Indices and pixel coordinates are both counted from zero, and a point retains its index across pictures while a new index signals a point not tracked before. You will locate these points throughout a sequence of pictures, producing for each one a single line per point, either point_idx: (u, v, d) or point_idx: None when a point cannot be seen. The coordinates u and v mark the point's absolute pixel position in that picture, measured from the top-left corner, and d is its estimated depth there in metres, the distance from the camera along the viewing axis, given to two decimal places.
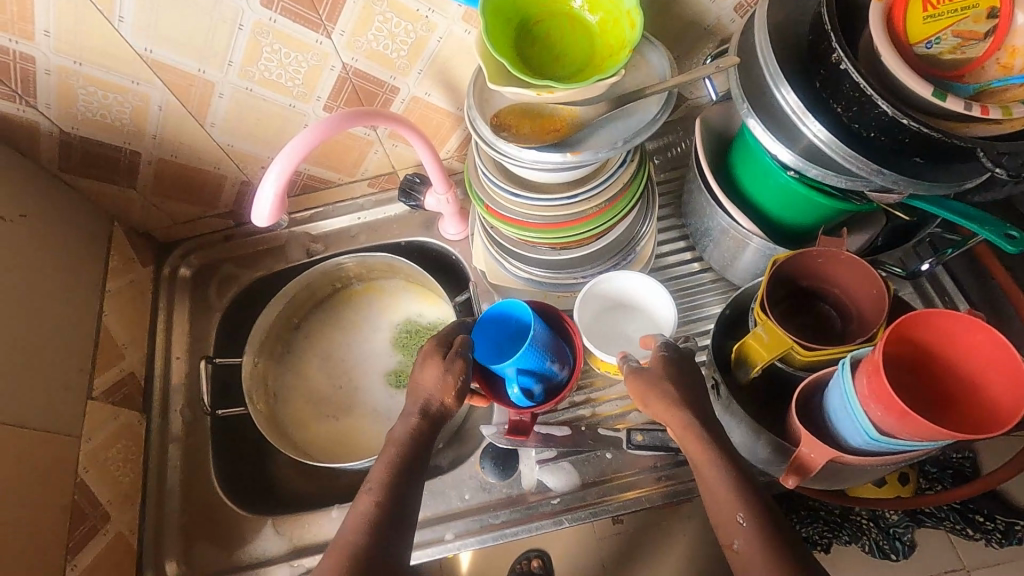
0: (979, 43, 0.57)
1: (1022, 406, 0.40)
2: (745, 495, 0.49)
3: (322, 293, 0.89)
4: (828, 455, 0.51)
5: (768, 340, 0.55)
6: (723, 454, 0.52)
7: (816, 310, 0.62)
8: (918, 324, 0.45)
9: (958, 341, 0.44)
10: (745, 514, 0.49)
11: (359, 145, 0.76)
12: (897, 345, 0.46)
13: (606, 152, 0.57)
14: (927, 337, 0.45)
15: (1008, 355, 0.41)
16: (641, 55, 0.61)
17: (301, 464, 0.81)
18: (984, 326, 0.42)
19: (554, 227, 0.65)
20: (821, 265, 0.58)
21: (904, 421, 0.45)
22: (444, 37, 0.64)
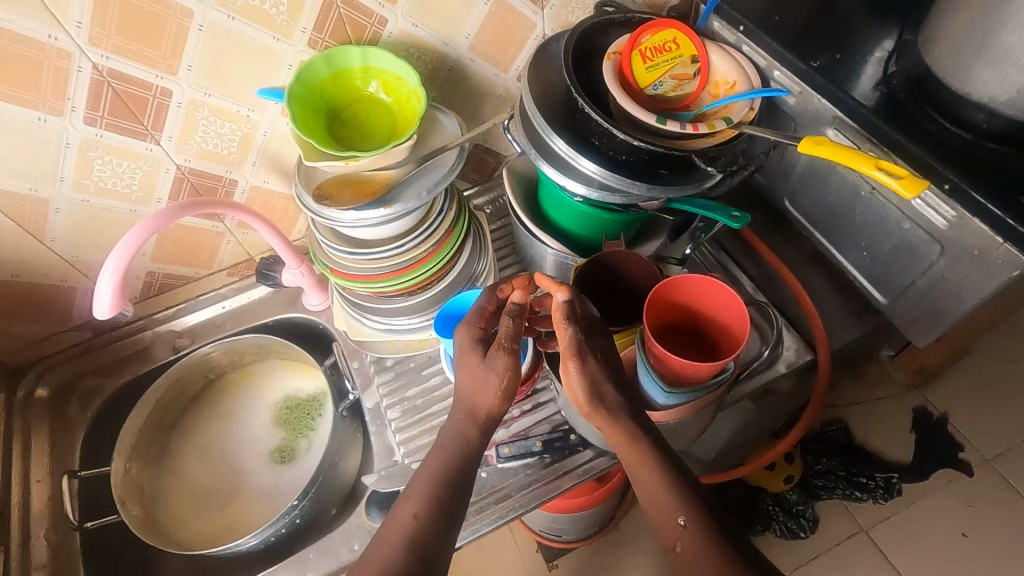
0: (692, 82, 0.75)
1: (747, 335, 0.54)
2: None
3: (195, 387, 0.90)
4: (640, 414, 0.61)
5: None
6: None
7: (627, 304, 0.72)
8: (669, 292, 0.57)
9: (700, 299, 0.57)
10: (688, 516, 0.52)
11: (209, 238, 0.82)
12: (661, 313, 0.59)
13: (416, 203, 0.66)
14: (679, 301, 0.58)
15: (731, 300, 0.55)
16: (438, 123, 0.73)
17: (191, 564, 0.79)
18: (708, 278, 0.56)
19: (393, 276, 0.73)
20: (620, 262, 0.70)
21: (678, 370, 0.55)
22: (269, 131, 0.73)
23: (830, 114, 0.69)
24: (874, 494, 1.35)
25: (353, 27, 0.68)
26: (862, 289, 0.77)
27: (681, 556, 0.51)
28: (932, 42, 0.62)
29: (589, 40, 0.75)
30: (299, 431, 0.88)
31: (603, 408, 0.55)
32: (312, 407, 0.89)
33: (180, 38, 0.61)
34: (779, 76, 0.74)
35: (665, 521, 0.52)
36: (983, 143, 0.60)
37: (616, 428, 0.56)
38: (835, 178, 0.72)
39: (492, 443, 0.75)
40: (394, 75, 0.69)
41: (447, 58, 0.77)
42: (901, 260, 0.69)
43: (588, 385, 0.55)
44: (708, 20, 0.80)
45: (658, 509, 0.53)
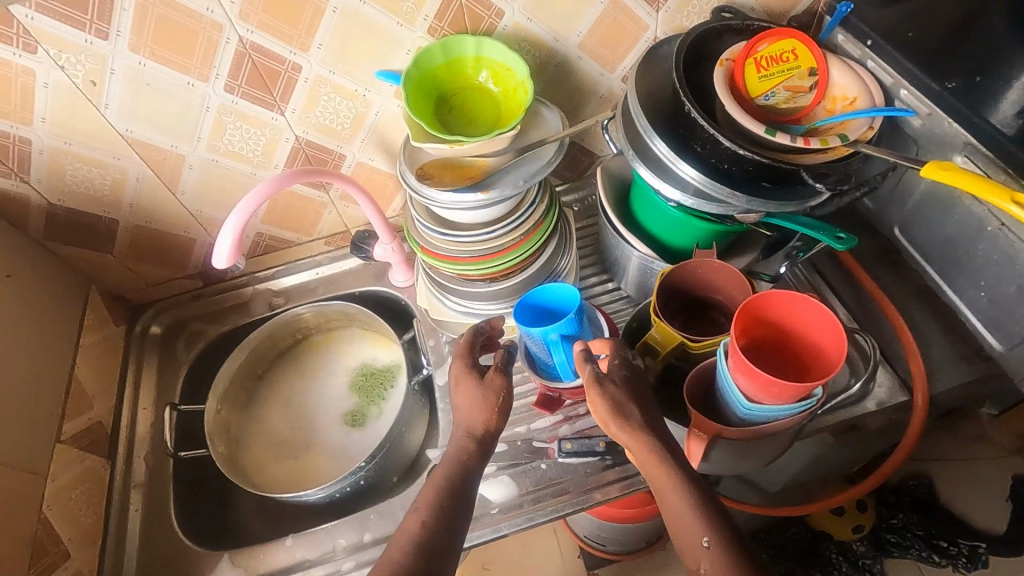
0: (807, 94, 0.72)
1: (844, 357, 0.51)
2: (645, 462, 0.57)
3: (284, 344, 0.96)
4: (715, 429, 0.59)
5: (660, 337, 0.65)
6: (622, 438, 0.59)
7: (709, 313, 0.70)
8: (762, 305, 0.55)
9: (794, 317, 0.55)
10: (711, 538, 0.51)
11: (314, 207, 0.88)
12: (749, 325, 0.57)
13: (511, 191, 0.68)
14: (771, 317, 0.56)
15: (830, 319, 0.52)
16: (541, 116, 0.74)
17: (262, 505, 0.85)
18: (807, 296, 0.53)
19: (480, 260, 0.75)
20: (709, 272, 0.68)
21: (765, 385, 0.53)
22: (381, 111, 0.78)
23: (961, 140, 0.65)
24: (956, 562, 1.25)
25: (471, 17, 0.71)
26: (974, 332, 0.71)
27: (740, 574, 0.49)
28: None
29: (703, 44, 0.74)
30: (371, 397, 0.92)
31: (626, 428, 0.57)
32: (386, 377, 0.93)
33: (316, 18, 0.66)
34: (906, 95, 0.70)
35: (688, 542, 0.52)
36: None
37: (645, 445, 0.56)
38: (958, 209, 0.67)
39: (554, 437, 0.76)
40: (504, 66, 0.71)
41: (556, 54, 0.78)
42: None
43: (610, 405, 0.58)
44: (832, 32, 0.77)
45: (687, 536, 0.53)
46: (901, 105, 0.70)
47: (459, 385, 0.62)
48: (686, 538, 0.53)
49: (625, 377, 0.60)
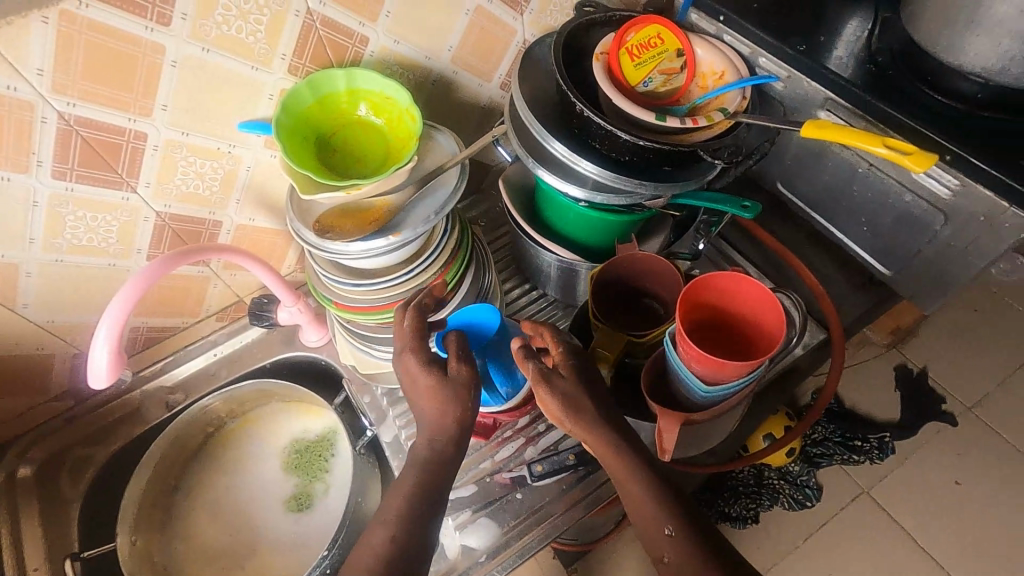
0: (679, 75, 0.75)
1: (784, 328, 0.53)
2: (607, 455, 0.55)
3: (195, 443, 0.84)
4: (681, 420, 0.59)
5: (606, 339, 0.64)
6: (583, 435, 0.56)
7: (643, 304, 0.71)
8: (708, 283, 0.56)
9: (740, 297, 0.56)
10: (674, 525, 0.53)
11: (196, 285, 0.77)
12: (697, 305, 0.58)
13: (423, 227, 0.64)
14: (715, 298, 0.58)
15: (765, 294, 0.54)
16: (433, 140, 0.70)
17: None
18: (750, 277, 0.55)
19: (403, 303, 0.71)
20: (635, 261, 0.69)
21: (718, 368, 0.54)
22: (252, 165, 0.69)
23: (822, 97, 0.70)
24: (871, 456, 1.43)
25: (333, 48, 0.65)
26: (864, 263, 0.78)
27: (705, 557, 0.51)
28: (921, 14, 0.60)
29: (575, 41, 0.74)
30: (313, 474, 0.84)
31: (582, 422, 0.55)
32: (323, 447, 0.85)
33: (152, 77, 0.57)
34: (766, 62, 0.74)
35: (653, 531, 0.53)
36: (978, 113, 0.62)
37: (602, 435, 0.55)
38: (830, 158, 0.73)
39: (522, 463, 0.73)
40: (382, 95, 0.66)
41: (431, 72, 0.74)
42: (903, 232, 0.70)
43: (563, 401, 0.55)
44: (686, 12, 0.80)
45: (650, 524, 0.53)
46: (763, 72, 0.75)
47: (403, 358, 0.58)
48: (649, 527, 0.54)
49: (575, 366, 0.58)
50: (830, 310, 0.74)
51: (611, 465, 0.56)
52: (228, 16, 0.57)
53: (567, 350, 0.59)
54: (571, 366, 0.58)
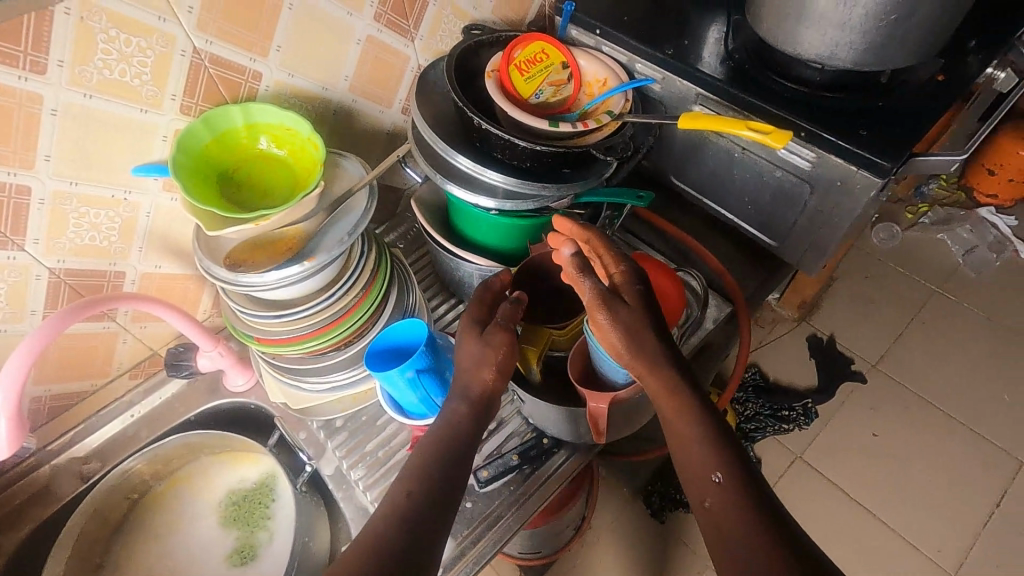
0: (567, 85, 0.80)
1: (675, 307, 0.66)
2: (661, 393, 0.54)
3: (119, 513, 0.78)
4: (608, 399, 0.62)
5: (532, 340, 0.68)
6: (644, 371, 0.55)
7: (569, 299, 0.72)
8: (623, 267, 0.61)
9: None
10: (722, 472, 0.50)
11: (103, 342, 0.73)
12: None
13: (338, 250, 0.65)
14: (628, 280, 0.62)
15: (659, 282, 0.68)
16: (340, 167, 0.71)
17: None
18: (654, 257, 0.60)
19: (327, 329, 0.71)
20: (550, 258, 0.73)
21: None
22: (152, 210, 0.67)
23: (694, 93, 0.77)
24: (798, 422, 1.55)
25: (226, 85, 0.65)
26: (755, 239, 0.86)
27: (748, 508, 0.48)
28: (762, 16, 0.68)
29: (467, 62, 0.78)
30: (254, 524, 0.80)
31: (640, 355, 0.55)
32: (261, 494, 0.82)
33: (30, 127, 0.55)
34: (642, 68, 0.81)
35: (698, 474, 0.51)
36: (822, 95, 0.71)
37: (661, 368, 0.54)
38: (711, 148, 0.81)
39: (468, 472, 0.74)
40: (282, 127, 0.66)
41: (330, 102, 0.76)
42: (781, 205, 0.78)
43: (624, 329, 0.54)
44: (567, 29, 0.87)
45: (696, 469, 0.51)
46: (641, 76, 0.82)
47: (467, 340, 0.62)
48: (691, 471, 0.52)
49: (641, 294, 0.56)
50: (732, 284, 0.81)
51: (661, 401, 0.54)
52: (109, 59, 0.56)
53: (629, 274, 0.58)
54: (638, 291, 0.57)
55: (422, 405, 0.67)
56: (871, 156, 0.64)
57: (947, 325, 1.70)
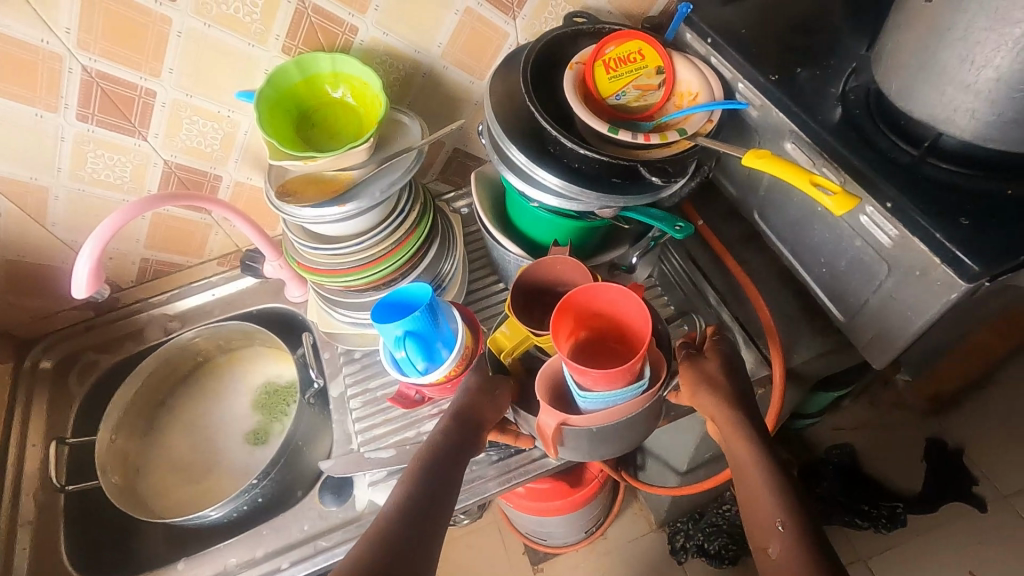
0: (656, 92, 0.75)
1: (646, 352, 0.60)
2: (731, 434, 0.60)
3: (185, 369, 0.96)
4: (558, 418, 0.60)
5: (510, 333, 0.67)
6: (724, 414, 0.61)
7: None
8: (597, 291, 0.60)
9: (624, 311, 0.61)
10: (786, 520, 0.52)
11: (199, 230, 0.88)
12: (592, 314, 0.62)
13: (368, 201, 0.70)
14: (606, 308, 0.61)
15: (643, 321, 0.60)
16: (406, 129, 0.76)
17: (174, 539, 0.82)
18: (633, 293, 0.59)
19: (355, 271, 0.77)
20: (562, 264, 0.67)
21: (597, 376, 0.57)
22: (249, 131, 0.78)
23: (787, 128, 0.68)
24: (878, 524, 1.36)
25: (325, 34, 0.73)
26: (824, 306, 0.76)
27: (816, 554, 0.48)
28: (882, 56, 0.58)
29: (555, 49, 0.77)
30: (274, 415, 0.93)
31: (709, 398, 0.62)
32: (287, 394, 0.94)
33: (160, 43, 0.67)
34: (743, 88, 0.73)
35: (763, 523, 0.53)
36: (931, 161, 0.59)
37: (729, 417, 0.61)
38: (794, 194, 0.72)
39: None
40: (360, 81, 0.72)
41: (421, 65, 0.80)
42: (856, 279, 0.67)
43: (700, 377, 0.64)
44: (680, 31, 0.81)
45: (761, 513, 0.53)
46: (740, 97, 0.74)
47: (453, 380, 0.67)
48: (757, 515, 0.54)
49: (720, 352, 0.66)
50: (774, 348, 0.73)
51: (733, 448, 0.59)
52: None
53: (721, 341, 0.68)
54: (717, 351, 0.66)
55: (406, 362, 0.71)
56: (959, 251, 0.53)
57: None
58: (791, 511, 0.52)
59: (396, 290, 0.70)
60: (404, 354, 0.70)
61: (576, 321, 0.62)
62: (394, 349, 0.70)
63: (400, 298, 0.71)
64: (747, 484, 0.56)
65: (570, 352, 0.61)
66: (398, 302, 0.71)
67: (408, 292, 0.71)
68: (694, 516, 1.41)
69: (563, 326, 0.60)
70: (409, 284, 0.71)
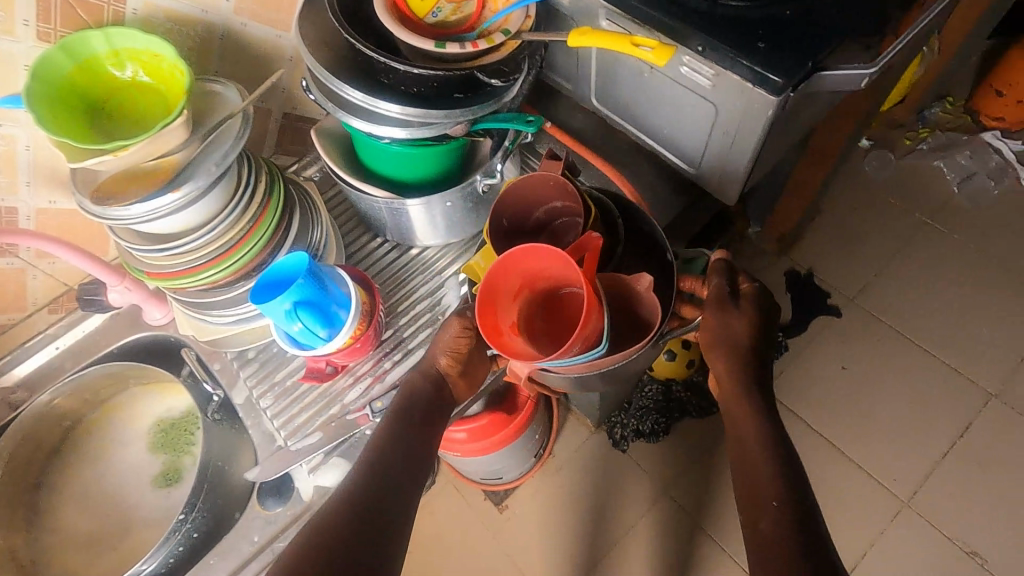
0: (469, 2, 0.75)
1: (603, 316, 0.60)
2: (738, 402, 0.62)
3: (53, 439, 0.83)
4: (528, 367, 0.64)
5: (488, 271, 0.73)
6: (739, 399, 0.62)
7: (553, 231, 0.74)
8: (533, 252, 0.62)
9: (565, 269, 0.62)
10: (781, 498, 0.51)
11: (10, 275, 0.78)
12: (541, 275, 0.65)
13: (205, 179, 0.63)
14: (547, 268, 0.63)
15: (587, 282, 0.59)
16: (222, 96, 0.69)
17: None
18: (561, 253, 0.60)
19: (217, 262, 0.70)
20: (529, 186, 0.72)
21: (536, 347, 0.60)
22: (31, 144, 0.67)
23: (597, 6, 0.71)
24: None
25: (86, 9, 0.63)
26: (674, 165, 0.83)
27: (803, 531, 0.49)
28: None
29: None
30: (179, 449, 0.84)
31: (721, 363, 0.64)
32: (187, 423, 0.85)
33: None
34: None
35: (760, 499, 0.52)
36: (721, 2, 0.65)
37: (739, 384, 0.63)
38: (621, 68, 0.76)
39: (365, 403, 0.75)
40: (149, 54, 0.64)
41: (215, 27, 0.73)
42: (692, 129, 0.74)
43: (721, 336, 0.64)
44: None
45: (753, 464, 0.56)
46: None
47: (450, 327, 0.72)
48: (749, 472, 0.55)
49: (750, 309, 0.65)
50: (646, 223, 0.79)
51: (738, 411, 0.61)
52: None
53: (753, 294, 0.67)
54: (750, 310, 0.65)
55: (305, 334, 0.67)
56: (764, 70, 0.60)
57: (928, 260, 1.72)
58: (785, 487, 0.52)
59: (270, 267, 0.66)
60: (300, 327, 0.66)
61: (529, 280, 0.65)
62: (286, 325, 0.66)
63: (280, 272, 0.66)
64: (740, 438, 0.59)
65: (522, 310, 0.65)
66: (276, 278, 0.66)
67: (282, 263, 0.66)
68: (624, 406, 1.37)
69: (506, 290, 0.64)
70: (285, 256, 0.67)
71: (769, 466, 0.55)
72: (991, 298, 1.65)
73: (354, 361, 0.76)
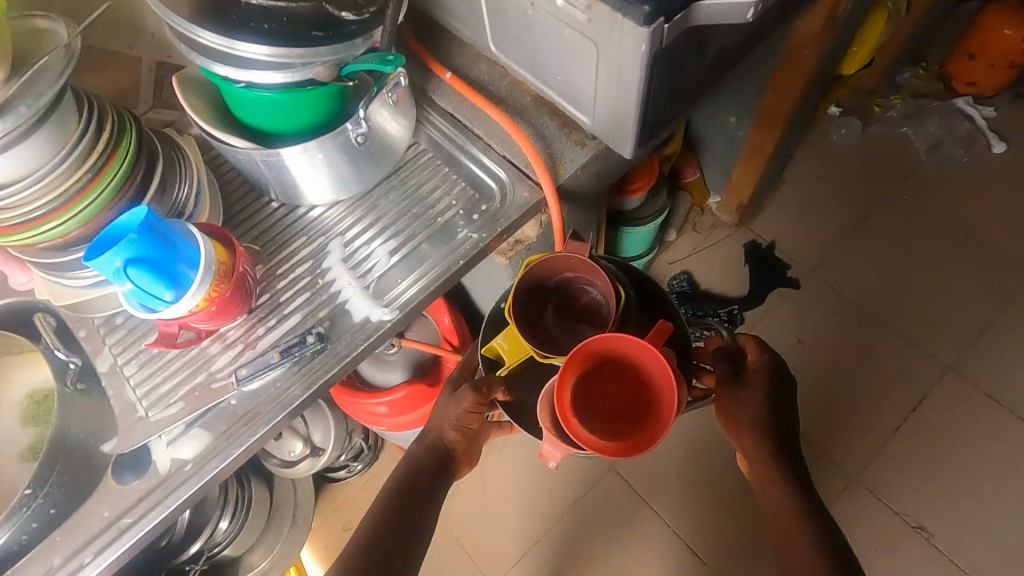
0: None
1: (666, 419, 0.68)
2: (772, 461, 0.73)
3: None
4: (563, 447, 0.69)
5: (507, 345, 0.79)
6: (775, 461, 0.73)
7: (572, 291, 0.81)
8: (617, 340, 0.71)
9: (642, 359, 0.70)
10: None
11: None
12: (613, 360, 0.71)
13: (14, 121, 0.57)
14: (625, 355, 0.71)
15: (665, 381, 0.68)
16: (52, 34, 0.63)
17: None
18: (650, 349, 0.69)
19: (51, 216, 0.64)
20: (560, 263, 0.78)
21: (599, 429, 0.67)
22: None
23: None
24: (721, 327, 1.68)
25: None
26: (572, 116, 0.78)
27: None
28: None
29: None
30: (49, 421, 0.80)
31: (750, 433, 0.75)
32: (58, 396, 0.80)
33: None
34: None
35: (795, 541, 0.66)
36: None
37: (770, 455, 0.73)
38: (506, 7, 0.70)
39: (230, 370, 0.71)
40: None
41: None
42: (580, 71, 0.69)
43: (743, 405, 0.77)
44: None
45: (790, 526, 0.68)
46: None
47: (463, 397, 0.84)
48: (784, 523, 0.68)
49: (758, 383, 0.78)
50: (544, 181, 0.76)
51: (772, 485, 0.72)
52: None
53: (766, 364, 0.81)
54: (762, 384, 0.78)
55: (145, 295, 0.62)
56: None
57: (887, 234, 1.77)
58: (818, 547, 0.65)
59: (110, 223, 0.61)
60: (136, 287, 0.61)
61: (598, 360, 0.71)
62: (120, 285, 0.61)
63: (120, 228, 0.61)
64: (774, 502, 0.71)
65: (584, 390, 0.70)
66: (115, 235, 0.61)
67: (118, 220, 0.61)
68: None
69: (578, 363, 0.70)
70: (129, 210, 0.61)
71: (809, 533, 0.66)
72: (948, 269, 1.71)
73: (219, 325, 0.71)
